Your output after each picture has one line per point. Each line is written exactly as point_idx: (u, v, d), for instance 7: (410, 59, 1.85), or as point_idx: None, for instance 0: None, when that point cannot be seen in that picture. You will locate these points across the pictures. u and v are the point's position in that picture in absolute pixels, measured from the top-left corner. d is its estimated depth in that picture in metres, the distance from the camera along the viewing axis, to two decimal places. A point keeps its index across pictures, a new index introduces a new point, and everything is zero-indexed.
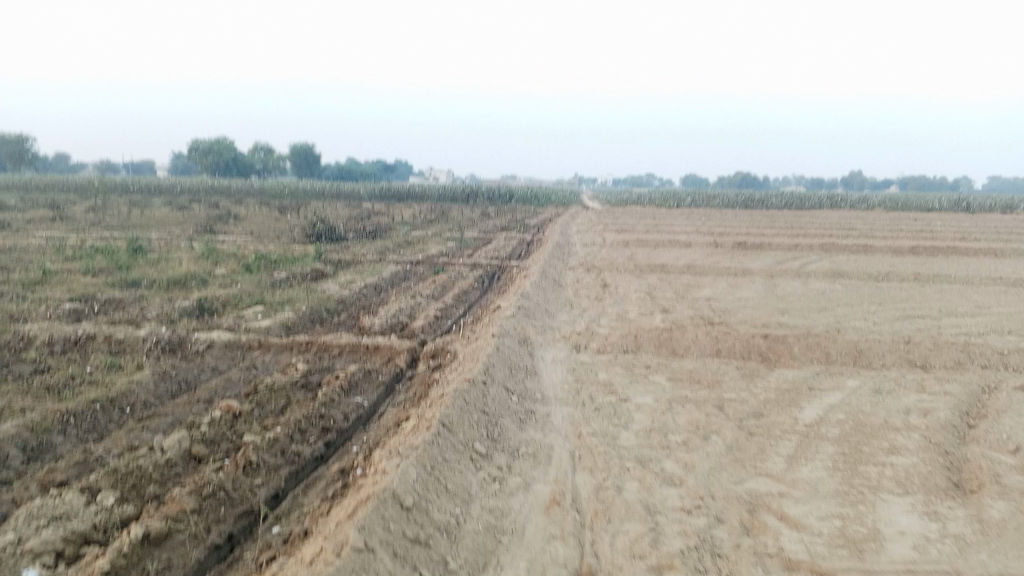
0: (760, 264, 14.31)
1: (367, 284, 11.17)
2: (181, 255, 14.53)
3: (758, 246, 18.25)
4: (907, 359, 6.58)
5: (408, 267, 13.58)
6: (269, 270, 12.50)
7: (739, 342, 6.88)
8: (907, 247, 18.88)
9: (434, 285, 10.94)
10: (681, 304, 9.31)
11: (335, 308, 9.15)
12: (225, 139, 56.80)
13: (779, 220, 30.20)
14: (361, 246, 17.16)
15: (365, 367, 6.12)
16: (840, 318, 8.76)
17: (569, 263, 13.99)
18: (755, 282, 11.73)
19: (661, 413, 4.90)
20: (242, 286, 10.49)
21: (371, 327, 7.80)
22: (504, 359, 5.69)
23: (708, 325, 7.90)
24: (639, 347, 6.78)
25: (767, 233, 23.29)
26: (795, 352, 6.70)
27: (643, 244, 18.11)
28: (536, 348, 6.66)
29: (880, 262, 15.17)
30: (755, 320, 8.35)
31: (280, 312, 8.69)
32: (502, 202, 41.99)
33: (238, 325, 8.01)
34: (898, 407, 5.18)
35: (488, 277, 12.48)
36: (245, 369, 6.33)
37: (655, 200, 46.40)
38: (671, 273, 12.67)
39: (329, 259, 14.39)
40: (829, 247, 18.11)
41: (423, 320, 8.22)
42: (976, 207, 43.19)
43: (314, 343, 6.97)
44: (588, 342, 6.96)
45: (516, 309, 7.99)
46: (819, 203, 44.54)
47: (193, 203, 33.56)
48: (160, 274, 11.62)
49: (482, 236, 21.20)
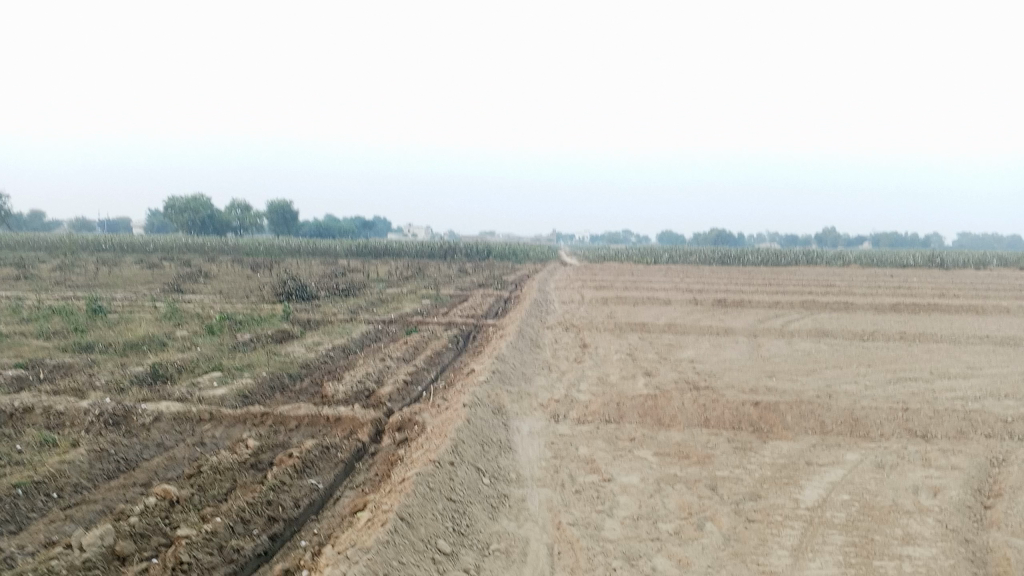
0: (742, 322, 13.95)
1: (335, 346, 10.67)
2: (143, 316, 13.96)
3: (739, 302, 17.95)
4: (907, 428, 6.16)
5: (380, 327, 13.10)
6: (233, 332, 11.96)
7: (728, 409, 6.44)
8: (889, 304, 18.67)
9: (405, 347, 10.44)
10: (663, 366, 8.89)
11: (298, 373, 8.62)
12: (202, 197, 56.49)
13: (758, 277, 30.11)
14: (333, 305, 16.69)
15: (323, 443, 5.62)
16: (830, 381, 8.37)
17: (546, 322, 13.57)
18: (739, 341, 11.34)
19: (649, 496, 4.44)
20: (201, 350, 9.96)
21: (335, 394, 7.29)
22: (476, 433, 5.22)
23: (693, 390, 7.46)
24: (622, 415, 6.33)
25: (747, 289, 23.06)
26: (788, 421, 6.26)
27: (622, 302, 17.74)
28: (511, 418, 6.18)
29: (864, 320, 14.87)
30: (742, 384, 7.92)
31: (238, 379, 8.16)
32: (480, 258, 41.71)
33: (191, 394, 7.48)
34: (907, 485, 4.73)
35: (463, 337, 12.04)
36: (192, 445, 5.80)
37: (633, 255, 46.39)
38: (652, 333, 12.27)
39: (299, 318, 13.88)
40: (811, 304, 17.85)
41: (391, 386, 7.73)
42: (950, 263, 43.57)
43: (270, 416, 6.46)
44: (567, 410, 6.50)
45: (491, 374, 7.53)
46: (796, 259, 44.66)
47: (165, 260, 33.01)
48: (116, 337, 11.05)
49: (459, 293, 20.77)
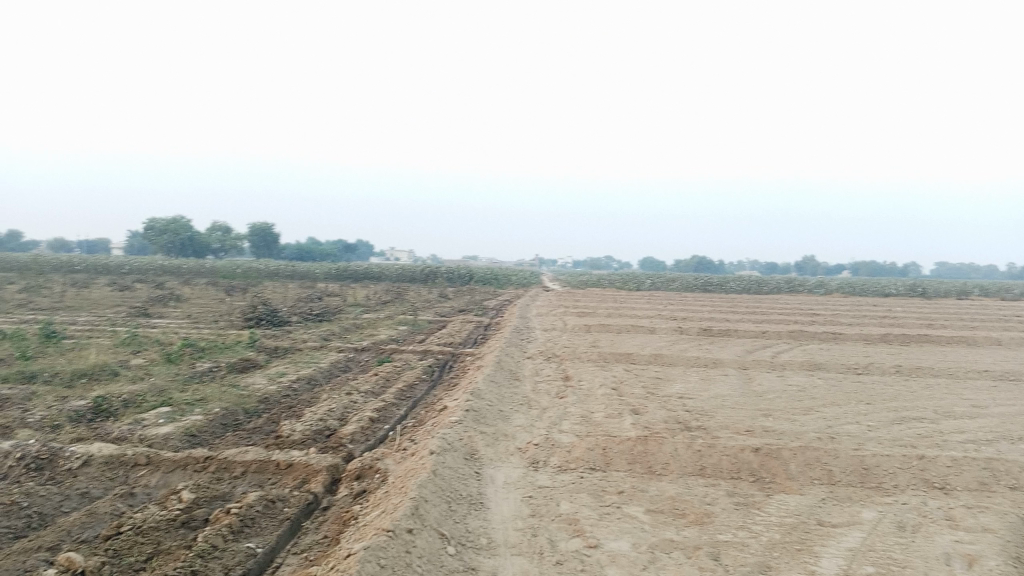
0: (730, 353, 13.35)
1: (300, 376, 9.97)
2: (101, 342, 13.18)
3: (725, 331, 17.40)
4: (925, 479, 5.55)
5: (351, 356, 12.39)
6: (193, 360, 11.21)
7: (727, 456, 5.79)
8: (878, 335, 18.18)
9: (376, 378, 9.75)
10: (651, 403, 8.24)
11: (254, 411, 7.92)
12: (182, 218, 55.75)
13: (741, 305, 29.61)
14: (305, 331, 15.98)
15: (269, 497, 4.95)
16: (831, 421, 7.76)
17: (526, 351, 12.94)
18: (729, 374, 10.73)
19: (642, 568, 3.79)
20: (154, 382, 9.22)
21: (290, 436, 6.59)
22: (441, 486, 4.58)
23: (685, 431, 6.81)
24: (608, 462, 5.66)
25: (732, 318, 22.56)
26: (793, 470, 5.62)
27: (606, 330, 17.13)
28: (484, 465, 5.53)
29: (857, 352, 14.34)
30: (737, 425, 7.28)
31: (187, 416, 7.45)
32: (462, 283, 41.04)
33: (131, 433, 6.75)
34: (937, 554, 4.10)
35: (439, 368, 11.37)
36: (119, 497, 5.09)
37: (615, 281, 45.97)
38: (638, 364, 11.65)
39: (265, 346, 13.14)
40: (799, 334, 17.32)
41: (354, 425, 7.05)
42: (932, 292, 43.51)
43: (214, 462, 5.78)
44: (546, 455, 5.82)
45: (464, 412, 6.85)
46: (778, 287, 44.35)
47: (139, 283, 32.15)
48: (65, 366, 10.28)
49: (437, 319, 20.10)
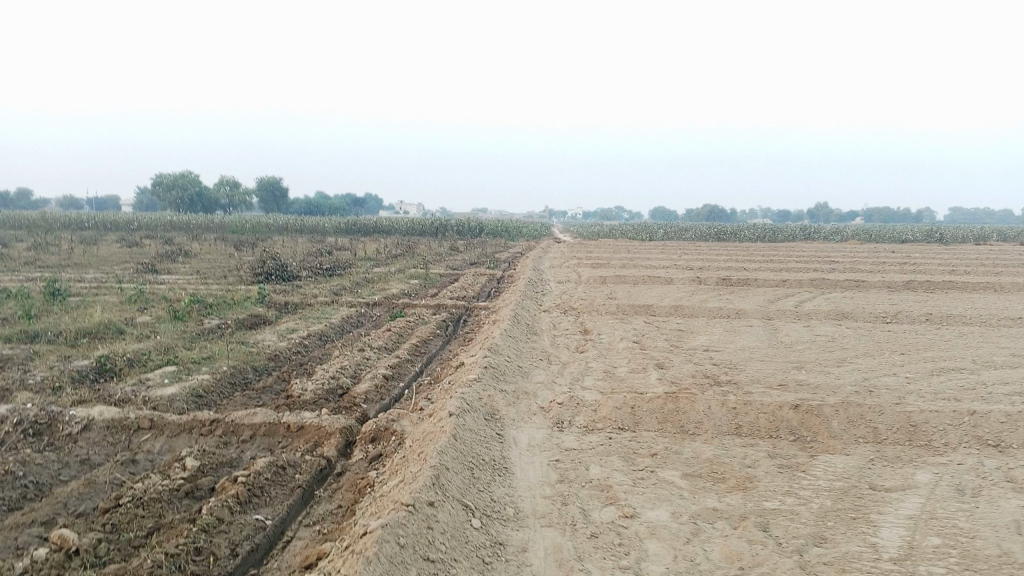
0: (752, 303, 12.96)
1: (311, 332, 9.65)
2: (107, 299, 12.90)
3: (745, 281, 16.99)
4: (978, 437, 5.19)
5: (362, 311, 12.06)
6: (201, 317, 10.90)
7: (764, 414, 5.44)
8: (902, 282, 17.73)
9: (389, 334, 9.43)
10: (676, 357, 7.88)
11: (264, 370, 7.61)
12: (191, 173, 55.33)
13: (757, 253, 29.09)
14: (315, 285, 15.66)
15: (278, 463, 4.65)
16: (867, 373, 7.39)
17: (543, 303, 12.57)
18: (754, 325, 10.36)
19: (688, 542, 3.46)
20: (160, 340, 8.92)
21: (300, 395, 6.28)
22: (462, 451, 4.25)
23: (715, 387, 6.46)
24: (638, 422, 5.31)
25: (751, 266, 22.11)
26: (835, 428, 5.27)
27: (622, 281, 16.75)
28: (507, 425, 5.21)
29: (882, 300, 13.92)
30: (768, 379, 6.93)
31: (194, 375, 7.14)
32: (472, 236, 40.59)
33: (135, 394, 6.45)
34: (1005, 522, 3.76)
35: (453, 321, 11.05)
36: (121, 466, 4.79)
37: (628, 232, 45.41)
38: (658, 316, 11.29)
39: (275, 301, 12.82)
40: (821, 283, 16.88)
41: (368, 383, 6.72)
42: (950, 238, 42.82)
43: (221, 425, 5.48)
44: (572, 414, 5.48)
45: (482, 368, 6.51)
46: (794, 236, 43.75)
47: (148, 239, 31.91)
48: (70, 324, 9.99)
49: (450, 271, 19.77)
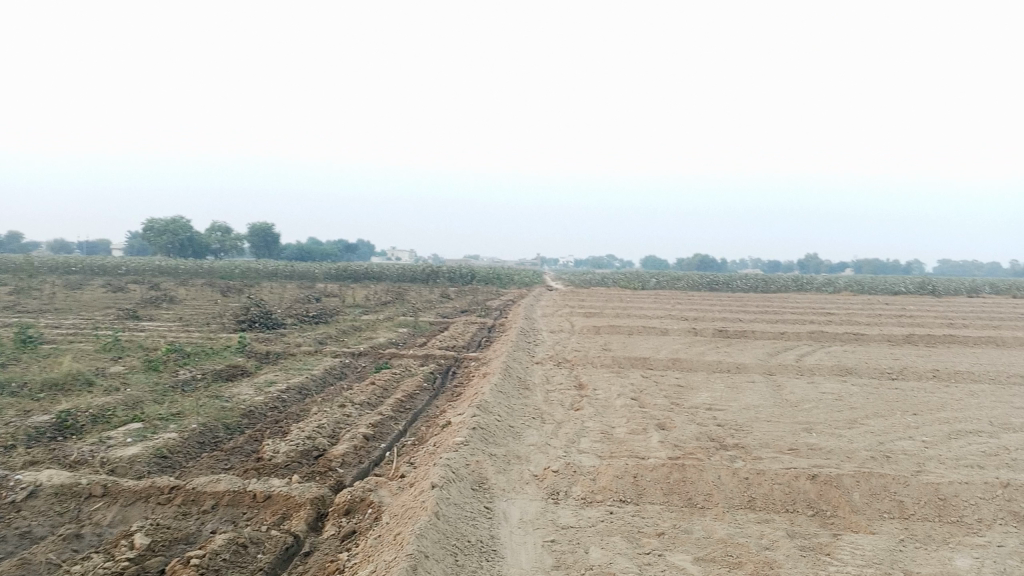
0: (751, 357, 12.52)
1: (290, 385, 9.14)
2: (81, 347, 12.36)
3: (741, 332, 16.59)
4: (1015, 513, 4.73)
5: (346, 362, 11.56)
6: (176, 368, 10.36)
7: (779, 486, 4.97)
8: (901, 335, 17.35)
9: (373, 387, 8.94)
10: (678, 416, 7.41)
11: (236, 428, 7.10)
12: (182, 218, 55.10)
13: (751, 304, 28.77)
14: (300, 334, 15.17)
15: (240, 540, 4.15)
16: (881, 436, 6.93)
17: (535, 355, 12.11)
18: (756, 381, 9.90)
19: None
20: (129, 393, 8.39)
21: (272, 458, 5.78)
22: (445, 533, 3.77)
23: (722, 452, 6.00)
24: (641, 493, 4.83)
25: (746, 318, 21.74)
26: (857, 502, 4.80)
27: (616, 331, 16.32)
28: (496, 497, 4.73)
29: (885, 354, 13.52)
30: (777, 443, 6.46)
31: (160, 434, 6.63)
32: (463, 283, 40.18)
33: (93, 455, 5.93)
34: None
35: (441, 374, 10.56)
36: (64, 541, 4.27)
37: (620, 281, 45.13)
38: (655, 370, 10.84)
39: (256, 351, 12.29)
40: (819, 335, 16.48)
41: (346, 444, 6.23)
42: (942, 290, 42.69)
43: (181, 493, 4.96)
44: (568, 484, 4.99)
45: (471, 429, 6.03)
46: (786, 286, 43.55)
47: (134, 283, 31.42)
48: (35, 374, 9.44)
49: (440, 320, 19.32)
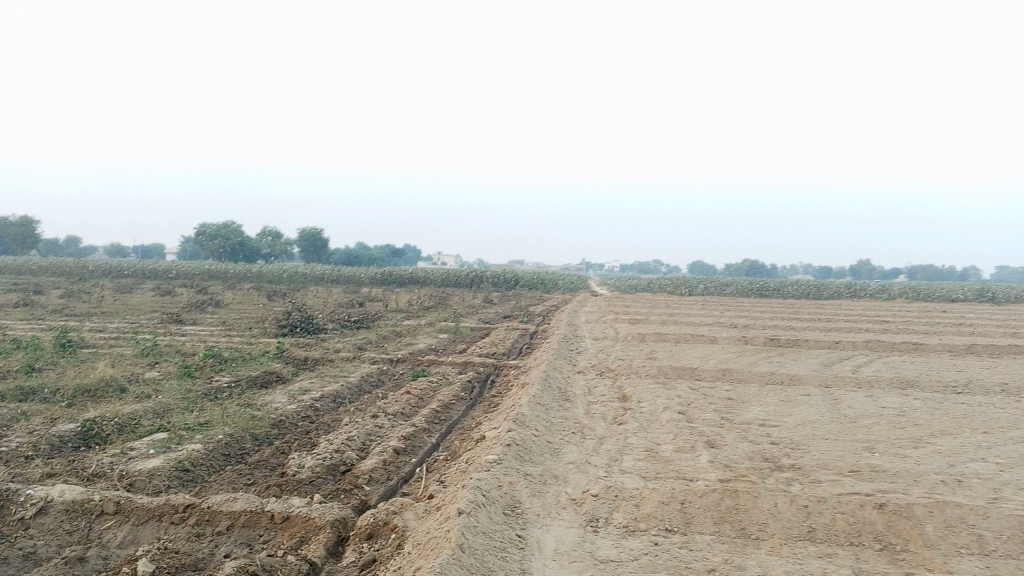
0: (805, 367, 11.94)
1: (324, 393, 8.88)
2: (121, 352, 12.30)
3: (793, 341, 15.97)
4: None
5: (384, 369, 11.28)
6: (211, 374, 10.17)
7: (842, 515, 4.50)
8: (964, 345, 16.53)
9: (408, 396, 8.62)
10: (728, 433, 6.95)
11: (264, 439, 6.83)
12: (233, 223, 55.83)
13: (803, 311, 27.89)
14: (340, 339, 14.99)
15: (250, 567, 3.83)
16: (951, 458, 6.38)
17: (577, 364, 11.70)
18: (812, 394, 9.36)
19: None
20: (159, 400, 8.20)
21: (296, 475, 5.48)
22: (468, 569, 3.41)
23: (777, 475, 5.53)
24: (689, 522, 4.42)
25: (797, 325, 21.03)
26: (930, 535, 4.31)
27: (663, 339, 15.83)
28: (529, 523, 4.35)
29: (948, 366, 12.79)
30: (837, 464, 5.97)
31: (185, 445, 6.39)
32: (508, 288, 39.85)
33: (112, 468, 5.69)
34: None
35: (480, 382, 10.22)
36: (66, 566, 3.99)
37: (667, 286, 44.44)
38: (703, 381, 10.35)
39: (294, 356, 12.09)
40: (877, 344, 15.77)
41: (375, 460, 5.90)
42: (1003, 296, 41.13)
43: (196, 512, 4.68)
44: (608, 510, 4.59)
45: (506, 445, 5.67)
46: (839, 292, 42.36)
47: (182, 287, 31.70)
48: (70, 380, 9.31)
49: (482, 325, 18.98)
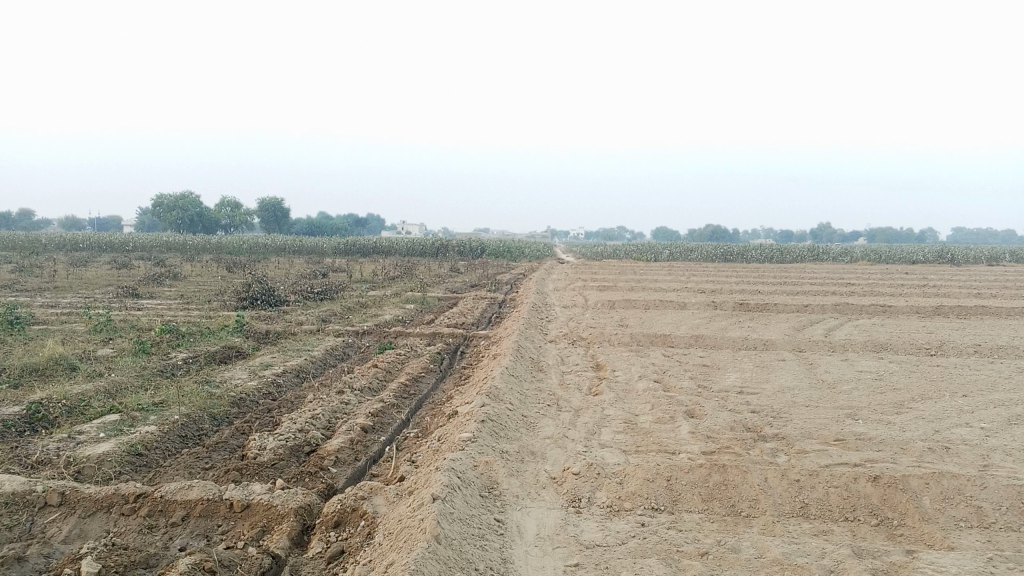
0: (777, 332, 11.80)
1: (287, 369, 8.51)
2: (72, 328, 11.77)
3: (762, 305, 15.86)
4: None
5: (349, 341, 10.92)
6: (167, 351, 9.72)
7: (835, 489, 4.30)
8: (931, 307, 16.55)
9: (375, 370, 8.29)
10: (707, 402, 6.74)
11: (223, 419, 6.46)
12: (191, 194, 54.58)
13: (769, 275, 27.93)
14: (303, 312, 14.57)
15: (208, 562, 3.52)
16: (935, 423, 6.23)
17: (548, 333, 11.44)
18: (787, 360, 9.18)
19: None
20: (112, 379, 7.77)
21: (257, 457, 5.15)
22: (446, 563, 3.13)
23: (762, 446, 5.32)
24: (677, 500, 4.18)
25: (764, 289, 20.99)
26: (927, 508, 4.12)
27: (632, 305, 15.62)
28: (508, 506, 4.08)
29: (918, 328, 12.75)
30: (822, 433, 5.78)
31: (140, 427, 6.01)
32: (473, 256, 39.48)
33: (58, 455, 5.31)
34: None
35: (449, 354, 9.92)
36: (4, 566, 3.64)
37: (632, 252, 44.39)
38: (677, 348, 10.15)
39: (256, 330, 11.67)
40: (845, 307, 15.71)
41: (341, 439, 5.59)
42: (961, 257, 41.69)
43: (148, 501, 4.33)
44: (591, 490, 4.34)
45: (481, 421, 5.39)
46: (802, 256, 42.62)
47: (139, 260, 30.84)
48: (17, 359, 8.82)
49: (449, 295, 18.64)
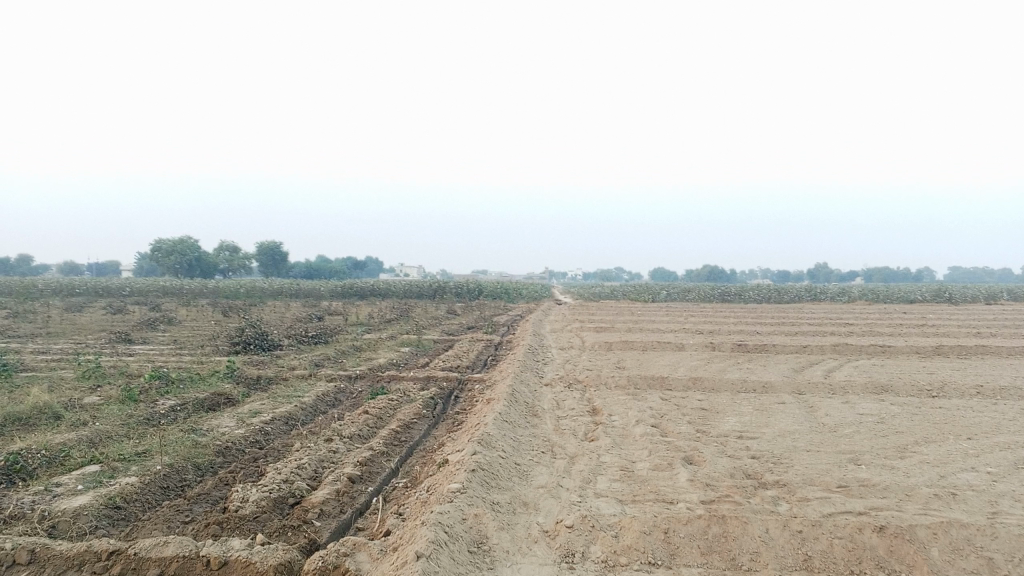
0: (777, 374, 11.63)
1: (276, 416, 8.32)
2: (61, 375, 11.57)
3: (761, 346, 15.70)
4: None
5: (341, 387, 10.73)
6: (155, 398, 9.53)
7: (840, 541, 4.12)
8: (931, 346, 16.40)
9: (366, 416, 8.11)
10: (706, 447, 6.56)
11: (207, 469, 6.26)
12: (189, 238, 54.63)
13: (767, 315, 27.80)
14: (297, 356, 14.39)
15: None
16: (940, 468, 6.05)
17: (544, 376, 11.27)
18: (787, 402, 9.00)
19: None
20: (96, 428, 7.58)
21: (238, 510, 4.96)
22: None
23: (763, 494, 5.14)
24: (675, 554, 4.00)
25: (763, 330, 20.85)
26: (936, 560, 3.94)
27: (630, 347, 15.45)
28: (498, 562, 3.89)
29: (919, 368, 12.58)
30: (824, 479, 5.60)
31: (121, 478, 5.82)
32: (471, 298, 39.36)
33: (33, 508, 5.12)
34: None
35: (442, 399, 9.74)
36: None
37: (629, 293, 44.32)
38: (675, 391, 9.98)
39: (247, 375, 11.48)
40: (845, 348, 15.55)
41: (327, 490, 5.40)
42: (959, 296, 41.61)
43: (121, 559, 4.13)
44: (585, 543, 4.16)
45: (472, 471, 5.21)
46: (800, 296, 42.55)
47: (134, 305, 30.66)
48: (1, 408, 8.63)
49: (445, 338, 18.47)
